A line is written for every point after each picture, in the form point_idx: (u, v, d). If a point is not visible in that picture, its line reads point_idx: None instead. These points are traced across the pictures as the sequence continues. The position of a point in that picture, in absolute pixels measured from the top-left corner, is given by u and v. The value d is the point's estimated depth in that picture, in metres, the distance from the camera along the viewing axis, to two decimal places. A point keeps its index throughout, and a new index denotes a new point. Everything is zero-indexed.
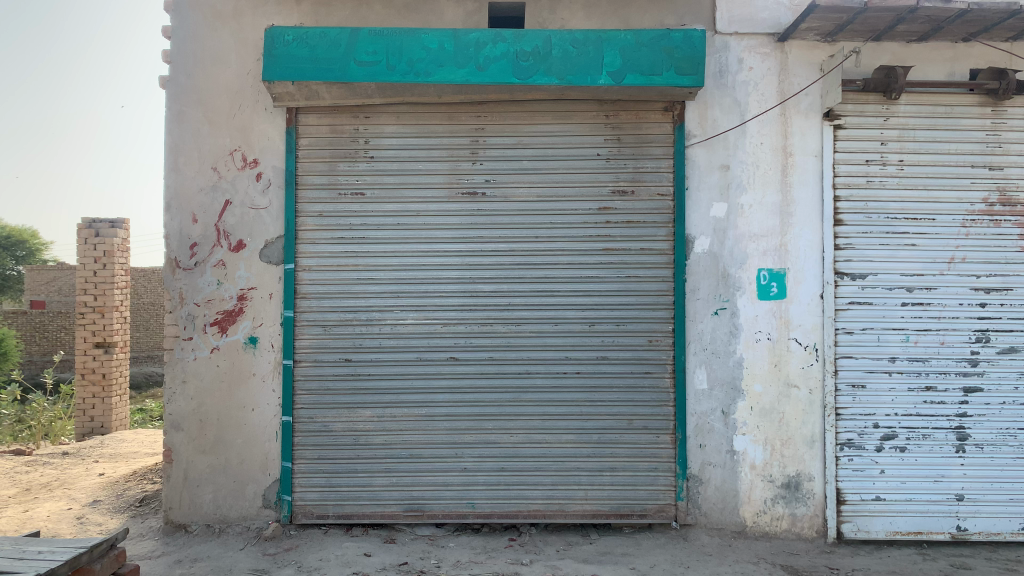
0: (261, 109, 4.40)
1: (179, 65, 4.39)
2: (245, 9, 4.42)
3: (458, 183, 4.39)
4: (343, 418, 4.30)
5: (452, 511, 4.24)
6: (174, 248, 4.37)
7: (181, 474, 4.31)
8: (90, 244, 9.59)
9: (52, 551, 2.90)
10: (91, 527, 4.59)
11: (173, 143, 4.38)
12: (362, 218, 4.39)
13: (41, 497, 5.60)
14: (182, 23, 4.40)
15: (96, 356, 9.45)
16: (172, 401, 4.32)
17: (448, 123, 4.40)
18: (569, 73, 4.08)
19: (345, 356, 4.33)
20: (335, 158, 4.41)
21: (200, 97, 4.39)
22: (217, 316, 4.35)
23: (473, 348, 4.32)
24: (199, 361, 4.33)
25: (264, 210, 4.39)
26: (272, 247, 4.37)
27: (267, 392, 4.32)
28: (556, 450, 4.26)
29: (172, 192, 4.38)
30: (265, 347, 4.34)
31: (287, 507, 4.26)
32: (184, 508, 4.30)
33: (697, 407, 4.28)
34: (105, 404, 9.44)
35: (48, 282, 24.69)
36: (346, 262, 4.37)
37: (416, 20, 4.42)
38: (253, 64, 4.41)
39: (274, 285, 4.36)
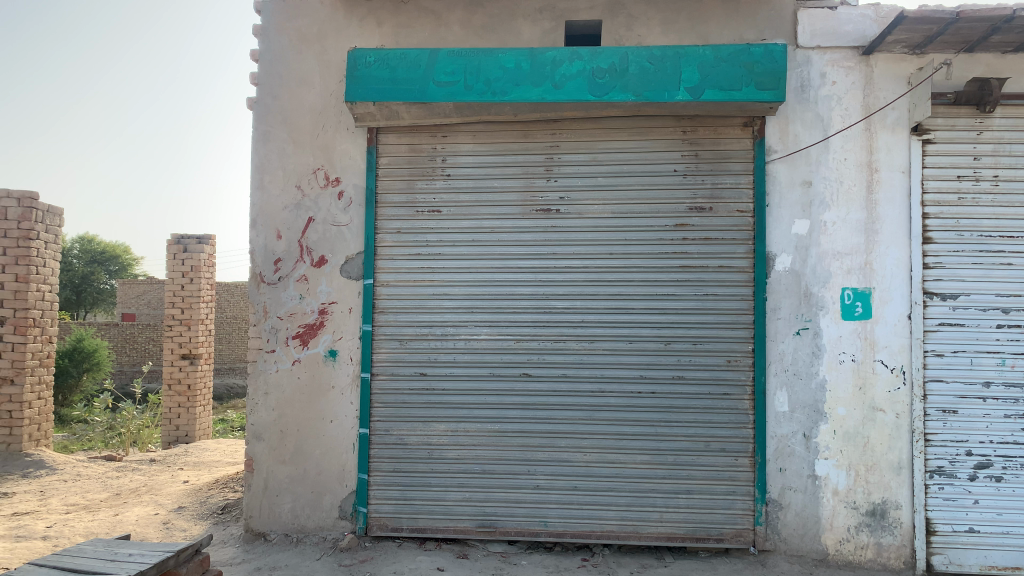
0: (344, 128, 4.52)
1: (266, 87, 4.56)
2: (329, 32, 4.56)
3: (532, 200, 4.40)
4: (418, 431, 4.35)
5: (525, 528, 4.22)
6: (259, 263, 4.52)
7: (262, 483, 4.43)
8: (178, 259, 10.01)
9: (142, 554, 3.01)
10: (176, 532, 4.75)
11: (259, 161, 4.54)
12: (438, 234, 4.45)
13: (130, 502, 5.83)
14: (270, 47, 4.57)
15: (182, 367, 9.83)
16: (254, 412, 4.45)
17: (524, 141, 4.43)
18: (646, 89, 4.06)
19: (420, 370, 4.38)
20: (414, 177, 4.49)
21: (286, 118, 4.55)
22: (299, 330, 4.47)
23: (546, 365, 4.32)
24: (281, 373, 4.46)
25: (345, 226, 4.50)
26: (352, 263, 4.47)
27: (345, 404, 4.41)
28: (631, 470, 4.20)
29: (258, 209, 4.53)
30: (344, 361, 4.43)
31: (362, 518, 4.32)
32: (265, 516, 4.42)
33: (778, 430, 4.16)
34: (190, 414, 9.80)
35: (138, 295, 25.80)
36: (421, 278, 4.43)
37: (493, 39, 4.47)
38: (336, 84, 4.54)
39: (353, 299, 4.45)
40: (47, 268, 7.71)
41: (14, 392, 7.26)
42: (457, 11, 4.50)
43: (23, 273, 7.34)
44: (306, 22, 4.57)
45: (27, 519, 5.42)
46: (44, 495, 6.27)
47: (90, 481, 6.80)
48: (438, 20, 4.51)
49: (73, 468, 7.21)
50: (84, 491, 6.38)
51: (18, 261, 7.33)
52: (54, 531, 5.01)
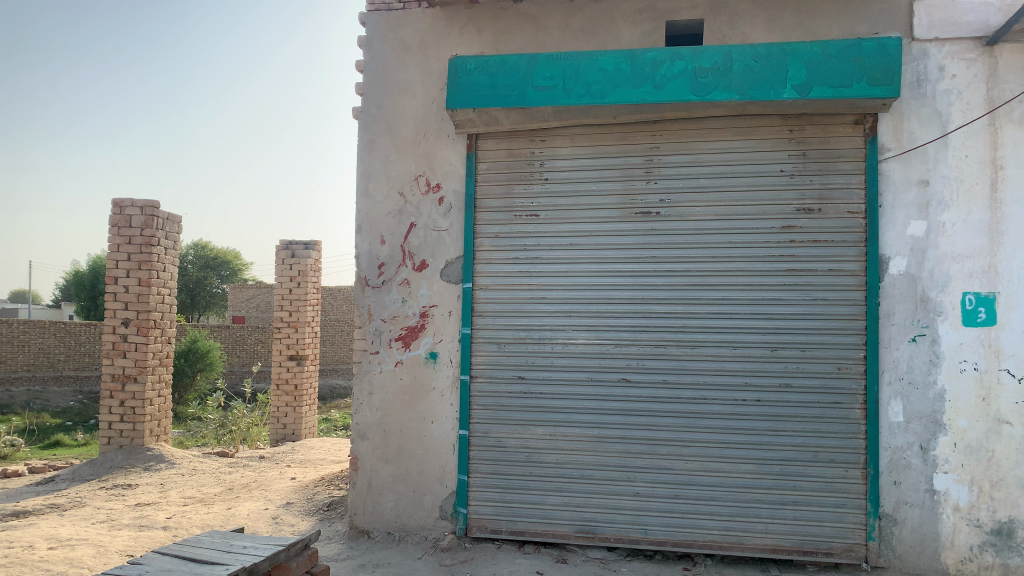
0: (444, 135, 4.60)
1: (371, 96, 4.70)
2: (430, 41, 4.65)
3: (632, 203, 4.36)
4: (517, 435, 4.36)
5: (625, 535, 4.16)
6: (364, 267, 4.66)
7: (366, 481, 4.55)
8: (286, 265, 10.45)
9: (256, 546, 3.13)
10: (285, 527, 4.94)
11: (364, 169, 4.68)
12: (536, 238, 4.46)
13: (242, 496, 6.10)
14: (374, 57, 4.71)
15: (289, 368, 10.21)
16: (359, 412, 4.58)
17: (623, 143, 4.39)
18: (750, 88, 3.96)
19: (518, 374, 4.40)
20: (512, 182, 4.52)
21: (389, 126, 4.67)
22: (401, 332, 4.57)
23: (646, 371, 4.26)
24: (384, 374, 4.57)
25: (445, 231, 4.57)
26: (452, 267, 4.54)
27: (446, 406, 4.47)
28: (734, 480, 4.09)
29: (363, 216, 4.67)
30: (444, 363, 4.49)
31: (462, 519, 4.37)
32: (368, 514, 4.54)
33: (892, 441, 3.97)
34: (296, 413, 10.17)
35: (247, 299, 27.00)
36: (520, 282, 4.45)
37: (593, 43, 4.45)
38: (437, 92, 4.62)
39: (453, 303, 4.51)
40: (168, 273, 8.14)
41: (137, 389, 7.70)
42: (557, 16, 4.51)
43: (145, 277, 7.77)
44: (409, 32, 4.69)
45: (150, 510, 5.75)
46: (164, 487, 6.64)
47: (205, 475, 7.16)
48: (538, 25, 4.53)
49: (189, 463, 7.59)
50: (199, 485, 6.73)
51: (141, 266, 7.77)
52: (173, 522, 5.29)
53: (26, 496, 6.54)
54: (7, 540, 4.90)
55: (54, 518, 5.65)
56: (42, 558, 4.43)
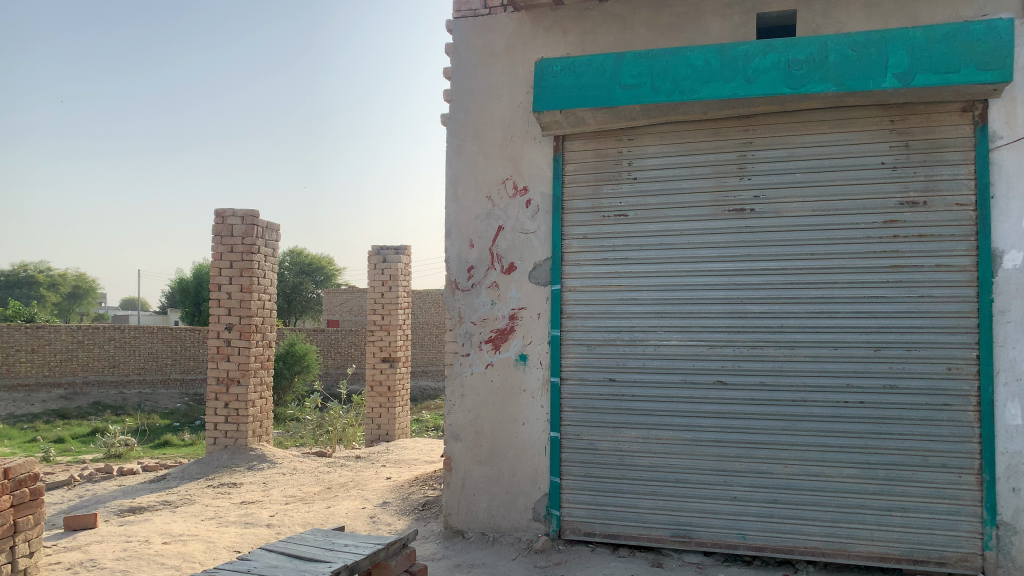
0: (531, 137, 4.61)
1: (459, 102, 4.77)
2: (517, 44, 4.68)
3: (724, 200, 4.26)
4: (609, 437, 4.33)
5: (722, 540, 4.08)
6: (454, 271, 4.73)
7: (460, 482, 4.61)
8: (378, 269, 10.71)
9: (356, 544, 3.22)
10: (382, 526, 5.05)
11: (453, 174, 4.75)
12: (625, 239, 4.42)
13: (340, 495, 6.28)
14: (462, 64, 4.78)
15: (383, 370, 10.45)
16: (452, 412, 4.66)
17: (714, 139, 4.30)
18: (848, 78, 3.82)
19: (610, 376, 4.37)
20: (600, 182, 4.49)
21: (476, 131, 4.72)
22: (491, 334, 4.60)
23: (742, 373, 4.16)
24: (475, 376, 4.62)
25: (533, 234, 4.58)
26: (541, 269, 4.54)
27: (537, 408, 4.48)
28: (836, 485, 3.95)
29: (452, 220, 4.75)
30: (534, 364, 4.50)
31: (555, 522, 4.37)
32: (462, 514, 4.60)
33: (1009, 446, 3.73)
34: (390, 413, 10.39)
35: (341, 303, 27.78)
36: (610, 283, 4.42)
37: (681, 39, 4.38)
38: (523, 95, 4.64)
39: (542, 305, 4.52)
40: (267, 279, 8.45)
41: (240, 391, 8.02)
42: (643, 13, 4.46)
43: (247, 284, 8.09)
44: (495, 36, 4.73)
45: (255, 507, 5.98)
46: (267, 486, 6.90)
47: (306, 475, 7.40)
48: (624, 23, 4.49)
49: (289, 462, 7.86)
50: (300, 484, 6.96)
51: (242, 273, 8.10)
52: (276, 519, 5.49)
53: (141, 493, 6.91)
54: (125, 535, 5.18)
55: (167, 514, 5.95)
56: (157, 552, 4.67)
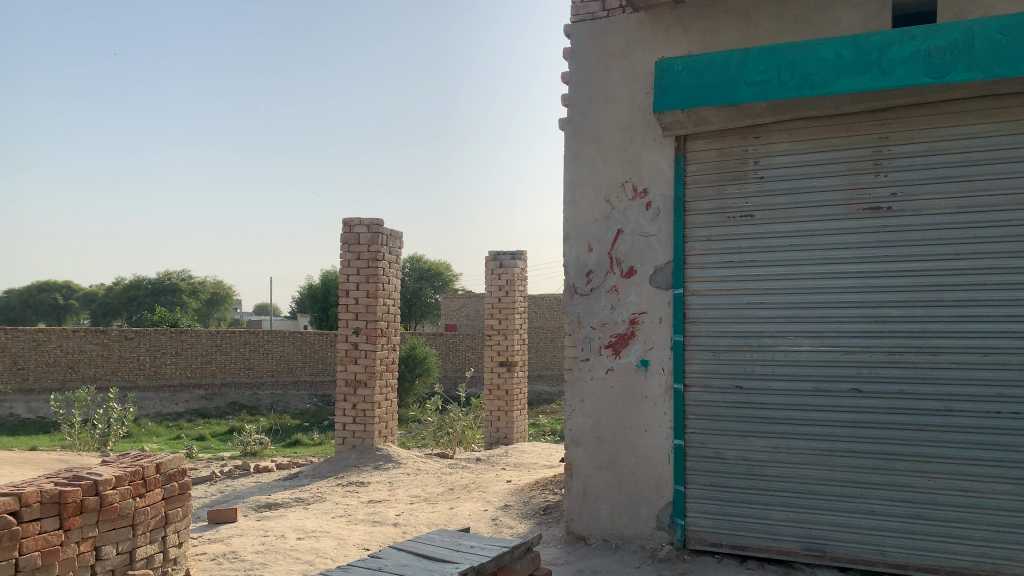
0: (651, 139, 4.54)
1: (577, 106, 4.77)
2: (636, 45, 4.62)
3: (859, 198, 4.06)
4: (736, 446, 4.20)
5: (860, 556, 3.88)
6: (572, 276, 4.73)
7: (581, 487, 4.60)
8: (495, 274, 10.84)
9: (482, 546, 3.26)
10: (505, 529, 5.10)
11: (571, 178, 4.75)
12: (752, 240, 4.28)
13: (463, 496, 6.39)
14: (580, 67, 4.78)
15: (500, 373, 10.57)
16: (572, 417, 4.65)
17: (847, 135, 4.10)
18: (996, 65, 3.57)
19: (736, 383, 4.23)
20: (725, 182, 4.37)
21: (595, 134, 4.71)
22: (611, 339, 4.56)
23: (879, 380, 3.94)
24: (595, 381, 4.59)
25: (654, 237, 4.50)
26: (662, 273, 4.46)
27: (659, 414, 4.40)
28: (987, 501, 3.68)
29: (571, 224, 4.75)
30: (656, 370, 4.43)
31: (680, 531, 4.28)
32: (584, 520, 4.58)
33: None
34: (508, 417, 10.49)
35: (458, 307, 28.31)
36: (736, 286, 4.29)
37: (810, 32, 4.21)
38: (643, 96, 4.58)
39: (664, 309, 4.43)
40: (392, 285, 8.70)
41: (367, 393, 8.30)
42: (769, 7, 4.30)
43: (372, 290, 8.36)
44: (614, 38, 4.69)
45: (382, 506, 6.17)
46: (393, 486, 7.11)
47: (429, 475, 7.57)
48: (748, 18, 4.35)
49: (414, 463, 8.07)
50: (424, 484, 7.14)
51: (368, 280, 8.38)
52: (402, 518, 5.64)
53: (277, 489, 7.26)
54: (263, 529, 5.45)
55: (301, 511, 6.23)
56: (292, 547, 4.89)
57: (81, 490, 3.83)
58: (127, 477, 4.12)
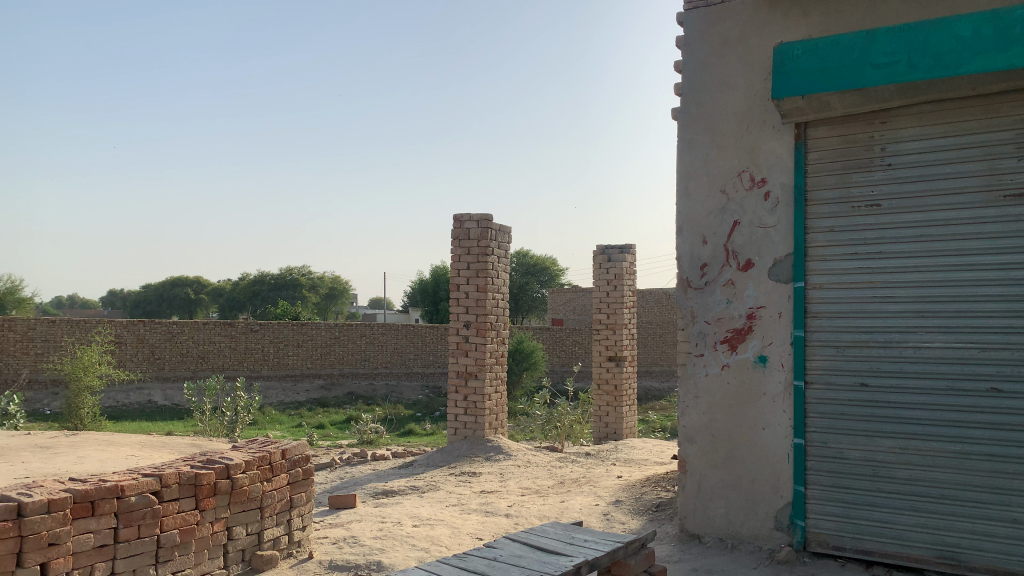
0: (769, 127, 4.39)
1: (691, 95, 4.67)
2: (753, 30, 4.47)
3: (999, 185, 3.79)
4: (861, 446, 4.01)
5: (998, 566, 3.64)
6: (686, 269, 4.64)
7: (695, 485, 4.51)
8: (603, 268, 10.75)
9: (595, 540, 3.24)
10: (617, 524, 5.07)
11: (684, 169, 4.66)
12: (878, 231, 4.07)
13: (573, 490, 6.39)
14: (693, 55, 4.67)
15: (609, 368, 10.51)
16: (685, 414, 4.56)
17: (985, 117, 3.84)
18: None
19: (861, 380, 4.04)
20: (848, 171, 4.17)
21: (709, 123, 4.59)
22: (727, 334, 4.45)
23: (1021, 380, 3.68)
24: (710, 377, 4.49)
25: (773, 228, 4.36)
26: (781, 266, 4.31)
27: (779, 412, 4.26)
28: None
29: (685, 216, 4.65)
30: (775, 367, 4.29)
31: (800, 532, 4.15)
32: (698, 518, 4.50)
33: None
34: (617, 412, 10.40)
35: (565, 302, 28.29)
36: (860, 279, 4.10)
37: (943, 9, 3.95)
38: (760, 83, 4.44)
39: (783, 303, 4.29)
40: (502, 279, 8.77)
41: (478, 385, 8.41)
42: None
43: (482, 284, 8.46)
44: (728, 24, 4.56)
45: (493, 497, 6.25)
46: (504, 477, 7.19)
47: (539, 468, 7.61)
48: None
49: (524, 455, 8.13)
50: (535, 477, 7.18)
51: (478, 274, 8.48)
52: (514, 510, 5.69)
53: (392, 477, 7.48)
54: (380, 516, 5.63)
55: (415, 499, 6.39)
56: (409, 534, 5.02)
57: (215, 473, 4.06)
58: (255, 461, 4.34)
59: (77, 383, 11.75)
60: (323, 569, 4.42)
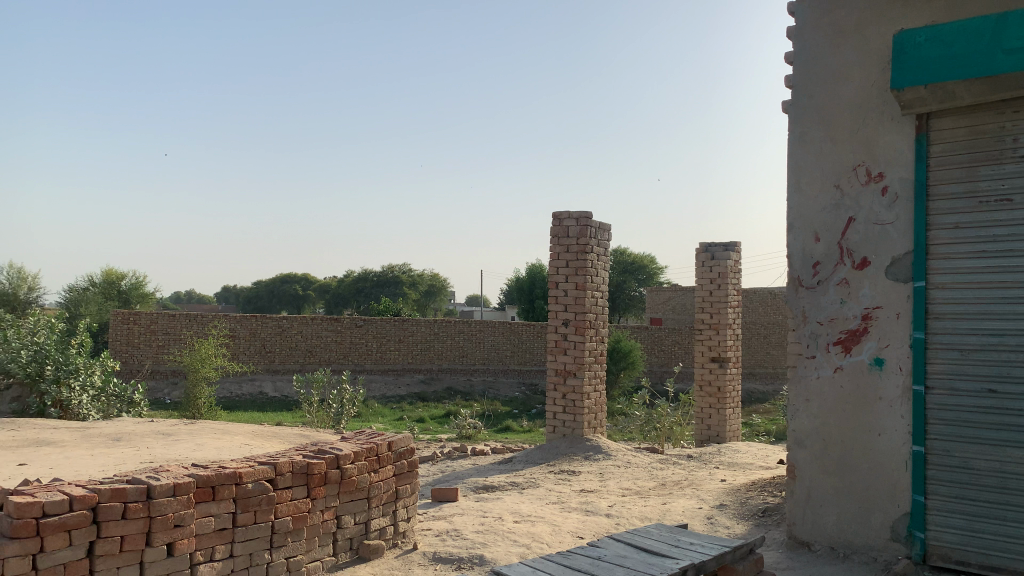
0: (887, 119, 4.19)
1: (803, 88, 4.52)
2: (870, 17, 4.26)
3: None
4: (988, 457, 3.77)
5: None
6: (797, 268, 4.51)
7: (805, 491, 4.38)
8: (706, 267, 10.52)
9: (701, 544, 3.18)
10: (722, 528, 4.96)
11: (796, 165, 4.52)
12: (1008, 227, 3.81)
13: (675, 492, 6.29)
14: (806, 46, 4.51)
15: (712, 370, 10.30)
16: (795, 417, 4.43)
17: None
18: None
19: (988, 387, 3.80)
20: (976, 163, 3.92)
21: (823, 116, 4.43)
22: (841, 335, 4.30)
23: None
24: (822, 379, 4.34)
25: (891, 225, 4.16)
26: (900, 265, 4.11)
27: (896, 418, 4.06)
28: None
29: (796, 213, 4.52)
30: (893, 370, 4.09)
31: (919, 545, 3.95)
32: (808, 526, 4.37)
33: None
34: (720, 415, 10.18)
35: (665, 301, 27.87)
36: (988, 279, 3.85)
37: None
38: (878, 73, 4.23)
39: (902, 304, 4.08)
40: (601, 277, 8.71)
41: (577, 383, 8.40)
42: None
43: (581, 282, 8.43)
44: (844, 12, 4.36)
45: (594, 496, 6.22)
46: (604, 477, 7.15)
47: (639, 469, 7.53)
48: None
49: (623, 455, 8.06)
50: (635, 478, 7.10)
51: (578, 272, 8.46)
52: (615, 510, 5.65)
53: (492, 473, 7.56)
54: (482, 510, 5.69)
55: (515, 495, 6.43)
56: (510, 529, 5.05)
57: (325, 462, 4.20)
58: (362, 452, 4.46)
59: (195, 374, 12.38)
60: (428, 561, 4.50)
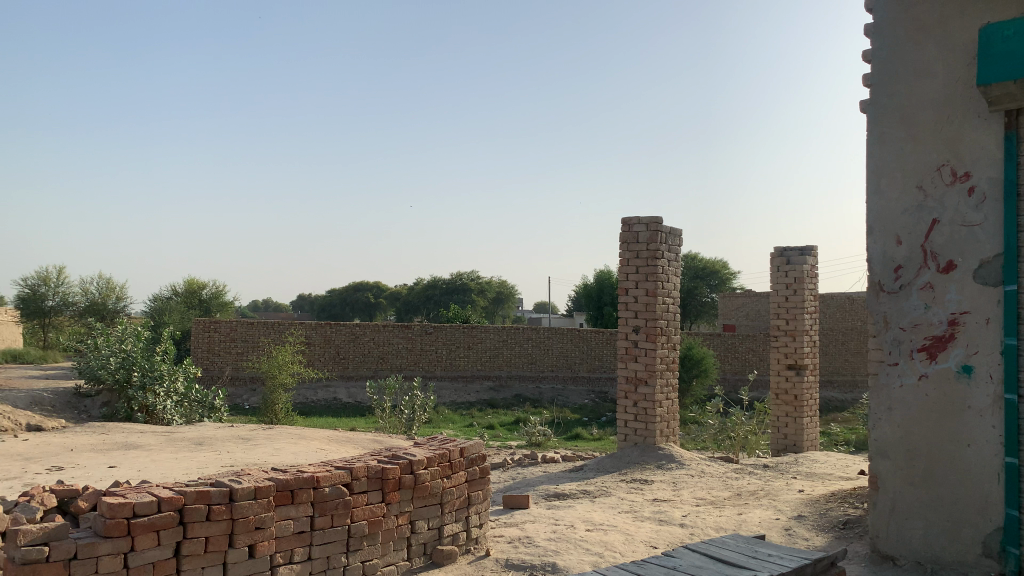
0: (974, 116, 4.03)
1: (882, 86, 4.37)
2: (953, 12, 4.11)
3: None
4: None
5: None
6: (878, 272, 4.37)
7: (889, 503, 4.24)
8: (782, 272, 10.26)
9: (780, 555, 3.10)
10: (800, 540, 4.83)
11: (876, 165, 4.38)
12: None
13: (751, 503, 6.15)
14: (885, 43, 4.37)
15: (788, 377, 10.04)
16: (877, 426, 4.28)
17: None
18: None
19: None
20: None
21: (904, 115, 4.28)
22: (925, 341, 4.14)
23: None
24: (905, 388, 4.19)
25: (978, 226, 3.99)
26: (989, 268, 3.93)
27: (986, 427, 3.89)
28: None
29: (876, 215, 4.38)
30: (982, 378, 3.91)
31: (1014, 561, 3.76)
32: (892, 540, 4.22)
33: None
34: (798, 424, 9.92)
35: (738, 307, 27.33)
36: None
37: None
38: (964, 69, 4.07)
39: (992, 309, 3.91)
40: (672, 283, 8.59)
41: (648, 391, 8.30)
42: None
43: (652, 288, 8.34)
44: (926, 7, 4.22)
45: (667, 506, 6.14)
46: (677, 486, 7.05)
47: (713, 479, 7.40)
48: None
49: (697, 465, 7.93)
50: (709, 488, 6.98)
51: (648, 278, 8.37)
52: (688, 520, 5.57)
53: (563, 481, 7.54)
54: (553, 518, 5.68)
55: (587, 503, 6.40)
56: (582, 538, 5.03)
57: (399, 468, 4.26)
58: (435, 458, 4.51)
59: (272, 380, 12.73)
60: (500, 567, 4.52)
